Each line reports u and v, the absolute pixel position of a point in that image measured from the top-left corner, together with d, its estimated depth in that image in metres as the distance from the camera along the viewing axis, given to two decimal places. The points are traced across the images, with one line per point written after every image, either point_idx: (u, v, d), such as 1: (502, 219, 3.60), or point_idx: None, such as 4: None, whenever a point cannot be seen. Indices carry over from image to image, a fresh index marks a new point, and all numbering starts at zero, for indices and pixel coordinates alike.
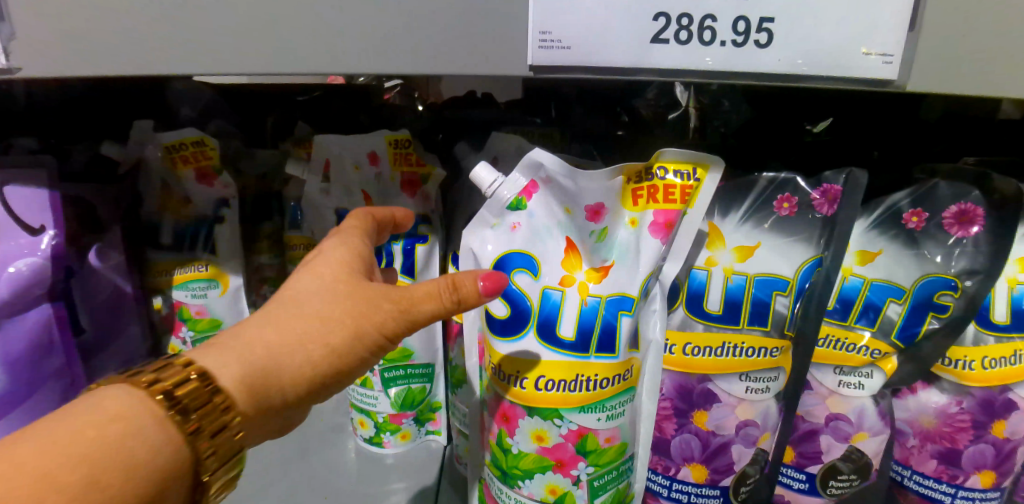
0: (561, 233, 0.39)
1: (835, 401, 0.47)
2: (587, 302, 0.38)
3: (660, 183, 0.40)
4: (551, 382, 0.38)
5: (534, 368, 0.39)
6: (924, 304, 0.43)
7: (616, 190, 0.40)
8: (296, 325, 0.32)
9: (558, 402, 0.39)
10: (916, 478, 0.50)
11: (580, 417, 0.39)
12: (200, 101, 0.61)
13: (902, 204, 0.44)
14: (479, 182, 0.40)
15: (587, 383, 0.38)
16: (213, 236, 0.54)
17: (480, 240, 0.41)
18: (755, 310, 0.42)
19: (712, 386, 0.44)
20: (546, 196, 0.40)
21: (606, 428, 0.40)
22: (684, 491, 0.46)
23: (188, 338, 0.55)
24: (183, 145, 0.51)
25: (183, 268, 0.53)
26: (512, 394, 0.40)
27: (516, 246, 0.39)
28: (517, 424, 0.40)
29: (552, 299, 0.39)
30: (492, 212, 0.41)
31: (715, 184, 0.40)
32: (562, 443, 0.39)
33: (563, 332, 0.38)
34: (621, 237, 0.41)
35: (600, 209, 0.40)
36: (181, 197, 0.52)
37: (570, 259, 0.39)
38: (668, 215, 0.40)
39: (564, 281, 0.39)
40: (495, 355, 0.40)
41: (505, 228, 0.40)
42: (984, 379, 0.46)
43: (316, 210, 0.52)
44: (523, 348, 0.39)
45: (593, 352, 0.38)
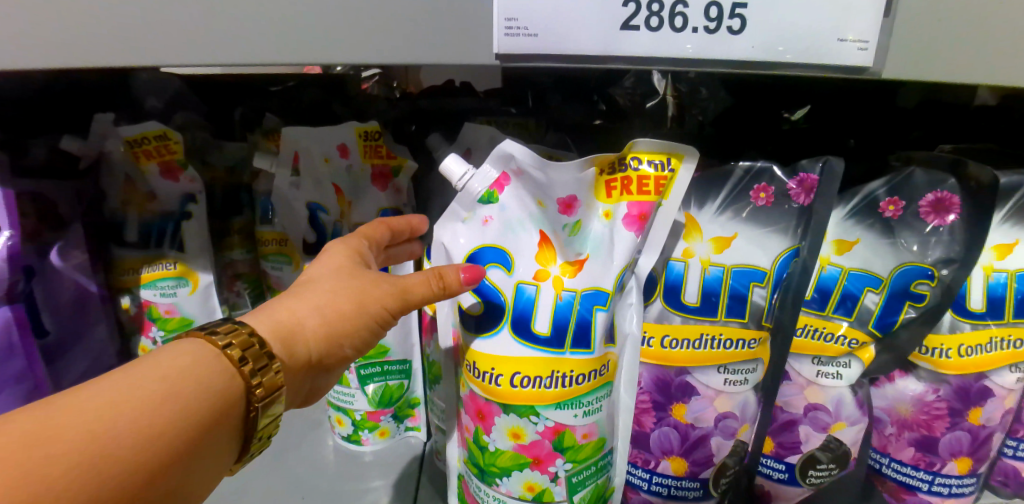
0: (534, 227, 0.39)
1: (813, 391, 0.46)
2: (562, 297, 0.38)
3: (634, 174, 0.39)
4: (526, 378, 0.38)
5: (509, 365, 0.38)
6: (900, 293, 0.43)
7: (590, 181, 0.39)
8: (304, 300, 0.35)
9: (534, 399, 0.38)
10: (893, 465, 0.50)
11: (557, 414, 0.38)
12: (166, 93, 0.60)
13: (879, 193, 0.43)
14: (450, 174, 0.39)
15: (563, 379, 0.38)
16: (181, 232, 0.52)
17: (451, 234, 0.40)
18: (732, 302, 0.42)
19: (691, 378, 0.43)
20: (518, 189, 0.39)
21: (583, 424, 0.39)
22: (664, 484, 0.45)
23: (158, 338, 0.53)
24: (146, 139, 0.49)
25: (150, 266, 0.51)
26: (487, 391, 0.39)
27: (488, 240, 0.39)
28: (493, 421, 0.39)
29: (526, 294, 0.38)
30: (464, 205, 0.40)
31: (690, 175, 0.39)
32: (538, 440, 0.39)
33: (537, 328, 0.38)
34: (596, 230, 0.40)
35: (572, 201, 0.39)
36: (146, 192, 0.50)
37: (543, 253, 0.38)
38: (642, 207, 0.39)
39: (538, 275, 0.38)
40: (470, 352, 0.40)
41: (477, 222, 0.39)
42: (960, 366, 0.46)
43: (287, 204, 0.50)
44: (498, 344, 0.38)
45: (569, 348, 0.38)
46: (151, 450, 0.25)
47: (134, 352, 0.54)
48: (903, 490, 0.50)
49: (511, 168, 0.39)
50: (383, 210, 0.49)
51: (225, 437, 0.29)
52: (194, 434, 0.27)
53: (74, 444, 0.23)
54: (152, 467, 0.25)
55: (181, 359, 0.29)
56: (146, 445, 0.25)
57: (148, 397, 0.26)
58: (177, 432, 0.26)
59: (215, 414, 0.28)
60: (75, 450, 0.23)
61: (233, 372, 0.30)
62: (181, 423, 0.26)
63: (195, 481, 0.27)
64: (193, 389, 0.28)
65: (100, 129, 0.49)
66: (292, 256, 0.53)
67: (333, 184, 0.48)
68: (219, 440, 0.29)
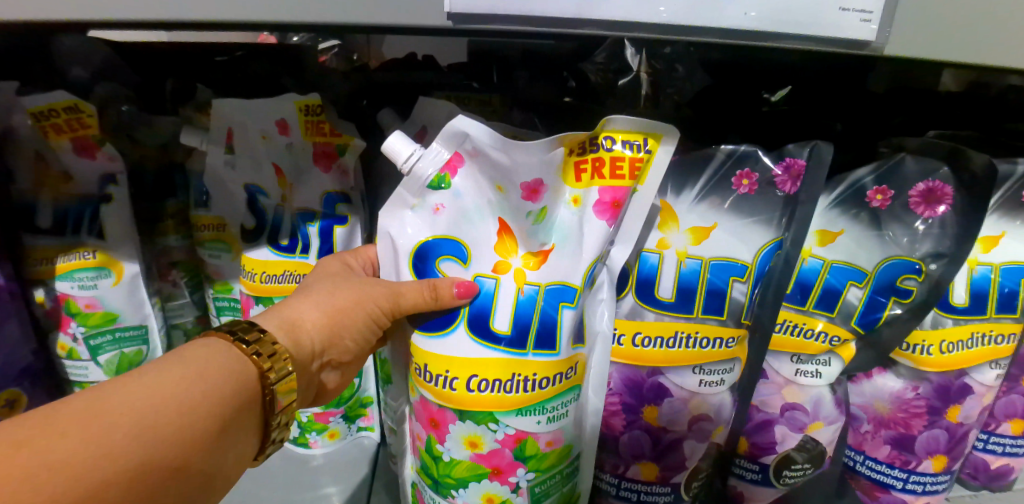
0: (493, 214, 0.35)
1: (790, 391, 0.44)
2: (524, 292, 0.34)
3: (607, 155, 0.35)
4: (484, 383, 0.34)
5: (465, 367, 0.34)
6: (885, 289, 0.41)
7: (557, 163, 0.35)
8: (310, 299, 0.36)
9: (492, 405, 0.34)
10: (868, 463, 0.49)
11: (518, 421, 0.35)
12: (94, 63, 0.52)
13: (866, 181, 0.41)
14: (392, 153, 0.34)
15: (525, 384, 0.34)
16: (101, 217, 0.46)
17: (399, 223, 0.35)
18: (710, 298, 0.39)
19: (664, 379, 0.40)
20: (473, 173, 0.34)
21: (547, 430, 0.36)
22: (633, 489, 0.43)
23: (79, 335, 0.48)
24: (54, 112, 0.42)
25: (67, 256, 0.45)
26: (440, 396, 0.35)
27: (442, 230, 0.34)
28: (448, 430, 0.36)
29: (485, 288, 0.34)
30: (412, 191, 0.35)
31: (666, 158, 0.35)
32: (498, 449, 0.35)
33: (496, 327, 0.34)
34: (562, 218, 0.36)
35: (538, 186, 0.35)
36: (59, 172, 0.44)
37: (503, 243, 0.35)
38: (616, 193, 0.35)
39: (498, 268, 0.34)
40: (419, 353, 0.36)
41: (428, 210, 0.35)
42: (941, 364, 0.44)
43: (220, 185, 0.46)
44: (452, 345, 0.34)
45: (531, 349, 0.34)
46: (189, 418, 0.26)
47: (54, 350, 0.49)
48: (876, 488, 0.49)
49: (465, 149, 0.34)
50: (328, 194, 0.45)
51: (250, 419, 0.30)
52: (223, 413, 0.28)
53: (124, 419, 0.24)
54: (190, 442, 0.26)
55: (201, 349, 0.30)
56: (182, 420, 0.26)
57: (177, 377, 0.27)
58: (208, 406, 0.27)
59: (240, 394, 0.29)
60: (124, 424, 0.24)
61: (246, 360, 0.31)
62: (210, 403, 0.27)
63: (225, 460, 0.28)
64: (216, 370, 0.29)
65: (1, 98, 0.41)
66: (232, 244, 0.48)
67: (273, 164, 0.44)
68: (244, 422, 0.30)
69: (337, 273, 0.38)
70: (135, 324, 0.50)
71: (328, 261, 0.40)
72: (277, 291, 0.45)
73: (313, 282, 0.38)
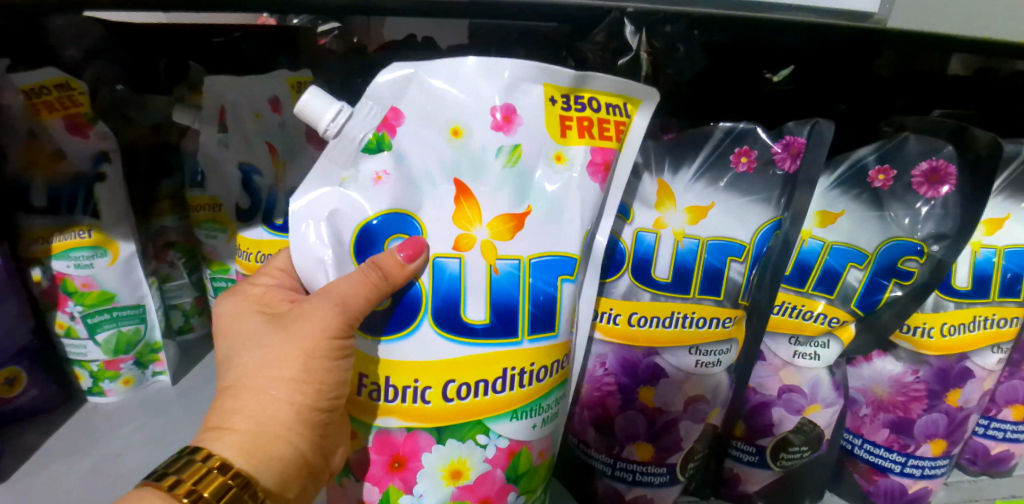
0: (447, 176, 0.30)
1: (788, 373, 0.44)
2: (497, 269, 0.30)
3: (593, 115, 0.33)
4: (465, 388, 0.30)
5: (438, 375, 0.29)
6: (886, 270, 0.40)
7: (540, 109, 0.31)
8: (244, 390, 0.29)
9: (476, 412, 0.30)
10: (866, 447, 0.48)
11: (513, 427, 0.31)
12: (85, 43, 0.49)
13: (868, 160, 0.40)
14: (310, 117, 0.31)
15: (521, 377, 0.31)
16: (95, 197, 0.46)
17: (322, 203, 0.30)
18: (707, 279, 0.38)
19: (659, 360, 0.40)
20: (411, 130, 0.31)
21: (539, 439, 0.33)
22: (629, 470, 0.43)
23: (76, 313, 0.48)
24: (45, 89, 0.42)
25: (62, 234, 0.45)
26: (406, 418, 0.30)
27: (386, 205, 0.30)
28: (422, 463, 0.30)
29: (447, 271, 0.30)
30: (342, 164, 0.31)
31: (644, 124, 0.36)
32: (488, 472, 0.31)
33: (470, 317, 0.30)
34: (546, 177, 0.32)
35: (511, 113, 0.31)
36: (52, 151, 0.43)
37: (463, 212, 0.30)
38: (605, 154, 0.33)
39: (459, 245, 0.30)
40: (373, 367, 0.30)
41: (366, 180, 0.30)
42: (941, 347, 0.44)
43: (215, 165, 0.46)
44: (413, 349, 0.29)
45: (525, 336, 0.31)
46: None
47: (52, 329, 0.49)
48: (874, 472, 0.48)
49: (405, 107, 0.31)
50: None
51: None
52: None
53: None
54: None
55: None
56: None
57: None
58: None
59: None
60: None
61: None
62: None
63: None
64: None
65: None
66: (227, 225, 0.48)
67: (265, 143, 0.44)
68: None
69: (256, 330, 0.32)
70: (131, 303, 0.50)
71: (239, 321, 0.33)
72: None
73: (234, 364, 0.31)
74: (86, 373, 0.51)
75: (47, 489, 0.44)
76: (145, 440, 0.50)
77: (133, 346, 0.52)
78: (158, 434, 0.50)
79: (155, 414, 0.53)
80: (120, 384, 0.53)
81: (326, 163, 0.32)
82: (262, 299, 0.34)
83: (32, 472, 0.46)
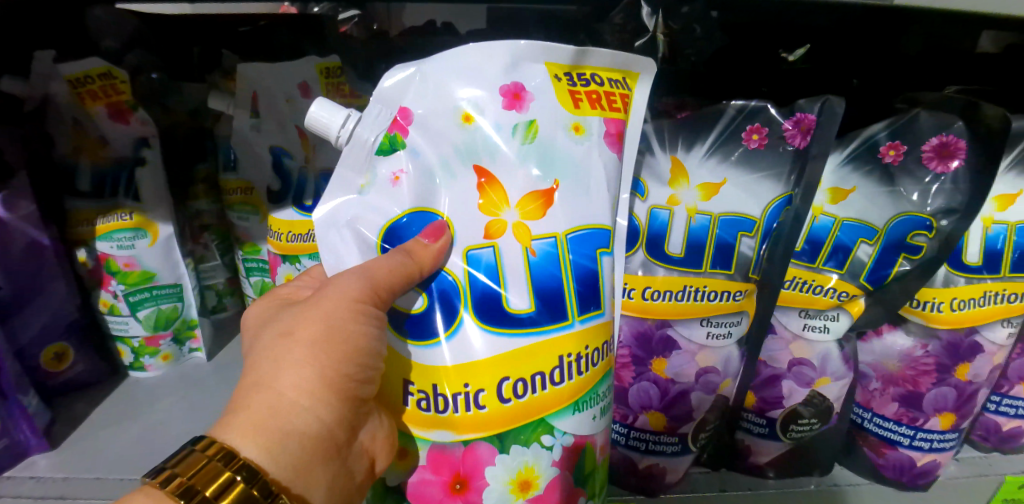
0: (466, 162, 0.30)
1: (798, 346, 0.45)
2: (534, 251, 0.29)
3: (599, 89, 0.33)
4: (521, 385, 0.28)
5: (490, 375, 0.28)
6: (895, 245, 0.41)
7: (549, 87, 0.31)
8: (268, 362, 0.27)
9: (538, 410, 0.29)
10: (876, 420, 0.49)
11: (576, 422, 0.30)
12: (124, 32, 0.52)
13: (879, 137, 0.41)
14: (321, 127, 0.33)
15: (579, 363, 0.29)
16: (136, 181, 0.48)
17: (344, 209, 0.32)
18: (718, 253, 0.40)
19: (672, 332, 0.42)
20: (423, 129, 0.31)
21: (599, 432, 0.32)
22: (642, 439, 0.45)
23: (119, 292, 0.51)
24: (90, 79, 0.45)
25: (105, 217, 0.48)
26: (462, 430, 0.28)
27: (409, 202, 0.31)
28: (486, 481, 0.28)
29: (483, 261, 0.29)
30: (359, 171, 0.32)
31: (646, 93, 0.36)
32: (557, 476, 0.29)
33: (514, 307, 0.28)
34: (566, 148, 0.31)
35: (520, 91, 0.31)
36: (96, 137, 0.46)
37: (489, 199, 0.30)
38: (617, 124, 0.34)
39: (490, 233, 0.29)
40: (420, 374, 0.29)
41: (384, 182, 0.31)
42: (951, 321, 0.44)
43: (248, 149, 0.50)
44: (458, 350, 0.28)
45: (576, 318, 0.29)
46: None
47: (97, 306, 0.52)
48: (884, 445, 0.49)
49: (411, 104, 0.32)
50: None
51: None
52: None
53: None
54: None
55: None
56: None
57: None
58: None
59: None
60: None
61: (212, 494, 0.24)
62: None
63: None
64: None
65: (39, 67, 0.44)
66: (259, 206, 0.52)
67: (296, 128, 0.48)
68: None
69: (275, 315, 0.31)
70: (170, 282, 0.53)
71: (258, 315, 0.33)
72: (302, 248, 0.47)
73: (255, 347, 0.29)
74: (128, 348, 0.54)
75: (95, 452, 0.48)
76: (183, 412, 0.53)
77: (172, 323, 0.55)
78: (194, 407, 0.53)
79: (192, 388, 0.56)
80: (159, 360, 0.56)
81: (343, 172, 0.33)
82: (284, 295, 0.34)
83: (82, 439, 0.49)
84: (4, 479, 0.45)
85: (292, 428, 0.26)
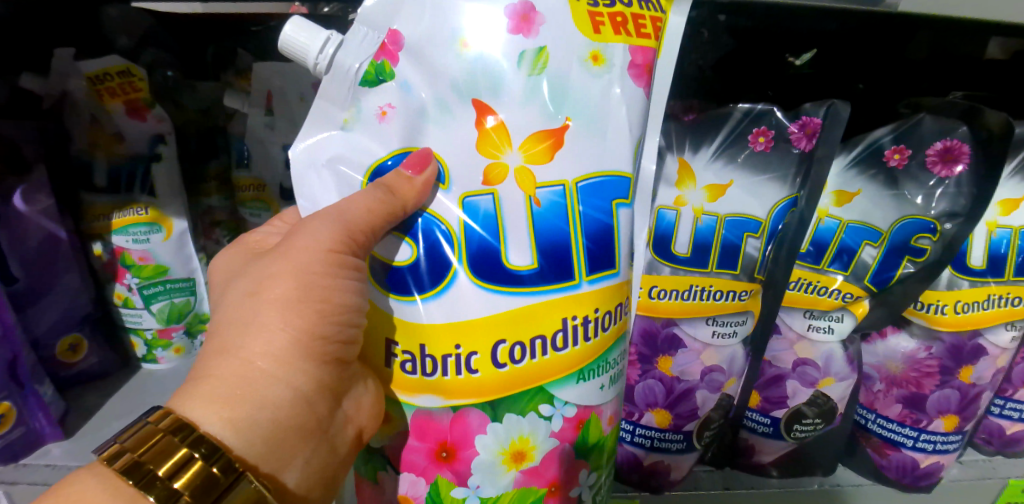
0: (464, 98, 0.28)
1: (802, 346, 0.46)
2: (538, 201, 0.27)
3: (625, 9, 0.29)
4: (520, 350, 0.27)
5: (486, 339, 0.27)
6: (900, 247, 0.42)
7: (564, 6, 0.28)
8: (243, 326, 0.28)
9: (538, 378, 0.28)
10: (878, 421, 0.50)
11: (580, 392, 0.29)
12: (139, 29, 0.54)
13: (884, 141, 0.41)
14: (297, 50, 0.31)
15: (586, 327, 0.28)
16: (151, 176, 0.49)
17: (327, 146, 0.30)
18: (724, 253, 0.41)
19: (678, 330, 0.43)
20: (412, 56, 0.29)
21: (607, 403, 0.31)
22: (647, 436, 0.45)
23: (133, 285, 0.52)
24: (108, 76, 0.46)
25: (122, 211, 0.49)
26: (451, 395, 0.28)
27: (397, 142, 0.29)
28: (476, 450, 0.28)
29: (482, 210, 0.27)
30: (342, 105, 0.31)
31: (680, 24, 0.33)
32: (555, 448, 0.29)
33: (513, 262, 0.27)
34: (580, 82, 0.28)
35: (529, 12, 0.28)
36: (112, 133, 0.47)
37: (489, 138, 0.28)
38: (646, 54, 0.30)
39: (490, 179, 0.28)
40: (407, 335, 0.28)
41: (371, 117, 0.29)
42: (955, 323, 0.45)
43: (260, 144, 0.52)
44: (448, 309, 0.27)
45: (584, 278, 0.28)
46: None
47: (110, 299, 0.53)
48: (887, 446, 0.50)
49: (402, 27, 0.29)
50: None
51: None
52: None
53: None
54: None
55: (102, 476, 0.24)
56: None
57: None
58: None
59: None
60: None
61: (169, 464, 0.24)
62: None
63: None
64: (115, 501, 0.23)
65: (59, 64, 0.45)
66: (271, 202, 0.53)
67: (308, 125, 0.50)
68: None
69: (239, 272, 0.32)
70: (183, 277, 0.54)
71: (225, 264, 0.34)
72: None
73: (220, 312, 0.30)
74: (141, 341, 0.55)
75: None
76: None
77: (184, 316, 0.56)
78: None
79: None
80: (171, 352, 0.57)
81: (323, 103, 0.31)
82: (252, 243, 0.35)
83: (95, 429, 0.50)
84: (18, 467, 0.46)
85: (259, 393, 0.27)
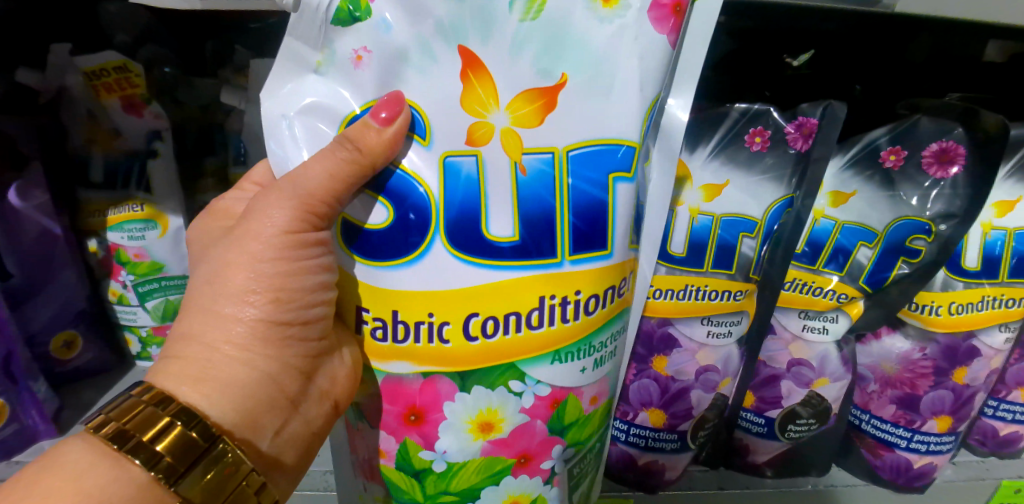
0: (450, 42, 0.27)
1: (797, 347, 0.46)
2: (524, 169, 0.28)
3: None
4: (495, 324, 0.28)
5: (460, 309, 0.28)
6: (895, 248, 0.42)
7: None
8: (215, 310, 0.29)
9: (513, 352, 0.29)
10: (872, 422, 0.50)
11: (554, 372, 0.30)
12: (137, 27, 0.51)
13: (881, 142, 0.41)
14: None
15: (564, 308, 0.29)
16: (147, 173, 0.49)
17: (303, 92, 0.30)
18: (720, 252, 0.41)
19: (673, 330, 0.43)
20: None
21: (589, 385, 0.32)
22: (641, 436, 0.45)
23: (129, 282, 0.52)
24: (105, 71, 0.46)
25: (118, 208, 0.49)
26: (421, 362, 0.29)
27: (370, 92, 0.28)
28: (444, 415, 0.30)
29: (464, 173, 0.28)
30: (313, 45, 0.29)
31: None
32: (526, 423, 0.30)
33: (494, 233, 0.28)
34: (586, 24, 0.27)
35: None
36: (109, 129, 0.48)
37: (474, 93, 0.27)
38: None
39: (474, 139, 0.28)
40: (378, 303, 0.29)
41: (346, 61, 0.29)
42: (949, 324, 0.45)
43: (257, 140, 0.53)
44: (425, 276, 0.28)
45: (567, 258, 0.28)
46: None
47: (106, 296, 0.53)
48: (880, 446, 0.50)
49: None
50: None
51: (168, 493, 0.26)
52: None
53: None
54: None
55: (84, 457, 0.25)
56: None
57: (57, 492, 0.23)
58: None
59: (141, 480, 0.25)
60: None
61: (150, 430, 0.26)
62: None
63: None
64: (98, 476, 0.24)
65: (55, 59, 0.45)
66: None
67: None
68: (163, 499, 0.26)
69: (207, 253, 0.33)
70: (178, 273, 0.53)
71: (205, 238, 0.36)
72: None
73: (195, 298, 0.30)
74: (136, 337, 0.56)
75: None
76: None
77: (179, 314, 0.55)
78: None
79: None
80: None
81: (291, 40, 0.29)
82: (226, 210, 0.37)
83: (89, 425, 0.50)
84: (13, 463, 0.46)
85: (229, 371, 0.29)
